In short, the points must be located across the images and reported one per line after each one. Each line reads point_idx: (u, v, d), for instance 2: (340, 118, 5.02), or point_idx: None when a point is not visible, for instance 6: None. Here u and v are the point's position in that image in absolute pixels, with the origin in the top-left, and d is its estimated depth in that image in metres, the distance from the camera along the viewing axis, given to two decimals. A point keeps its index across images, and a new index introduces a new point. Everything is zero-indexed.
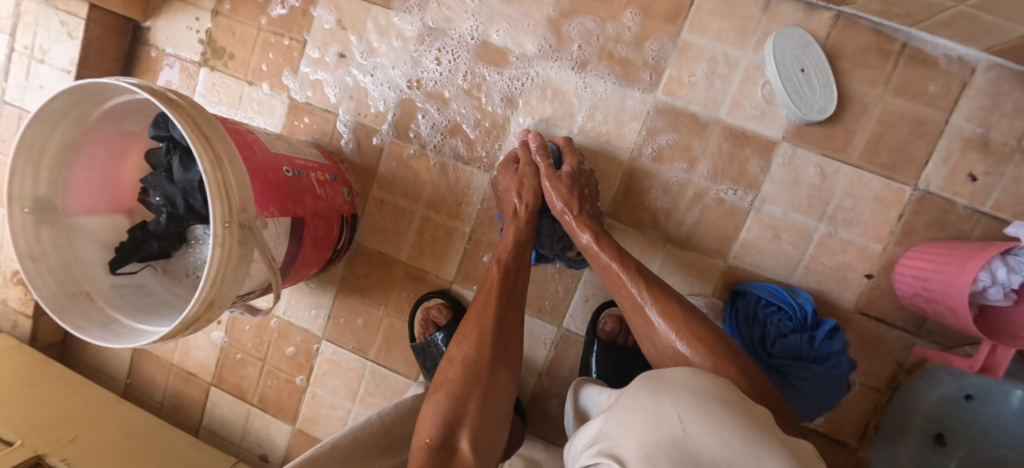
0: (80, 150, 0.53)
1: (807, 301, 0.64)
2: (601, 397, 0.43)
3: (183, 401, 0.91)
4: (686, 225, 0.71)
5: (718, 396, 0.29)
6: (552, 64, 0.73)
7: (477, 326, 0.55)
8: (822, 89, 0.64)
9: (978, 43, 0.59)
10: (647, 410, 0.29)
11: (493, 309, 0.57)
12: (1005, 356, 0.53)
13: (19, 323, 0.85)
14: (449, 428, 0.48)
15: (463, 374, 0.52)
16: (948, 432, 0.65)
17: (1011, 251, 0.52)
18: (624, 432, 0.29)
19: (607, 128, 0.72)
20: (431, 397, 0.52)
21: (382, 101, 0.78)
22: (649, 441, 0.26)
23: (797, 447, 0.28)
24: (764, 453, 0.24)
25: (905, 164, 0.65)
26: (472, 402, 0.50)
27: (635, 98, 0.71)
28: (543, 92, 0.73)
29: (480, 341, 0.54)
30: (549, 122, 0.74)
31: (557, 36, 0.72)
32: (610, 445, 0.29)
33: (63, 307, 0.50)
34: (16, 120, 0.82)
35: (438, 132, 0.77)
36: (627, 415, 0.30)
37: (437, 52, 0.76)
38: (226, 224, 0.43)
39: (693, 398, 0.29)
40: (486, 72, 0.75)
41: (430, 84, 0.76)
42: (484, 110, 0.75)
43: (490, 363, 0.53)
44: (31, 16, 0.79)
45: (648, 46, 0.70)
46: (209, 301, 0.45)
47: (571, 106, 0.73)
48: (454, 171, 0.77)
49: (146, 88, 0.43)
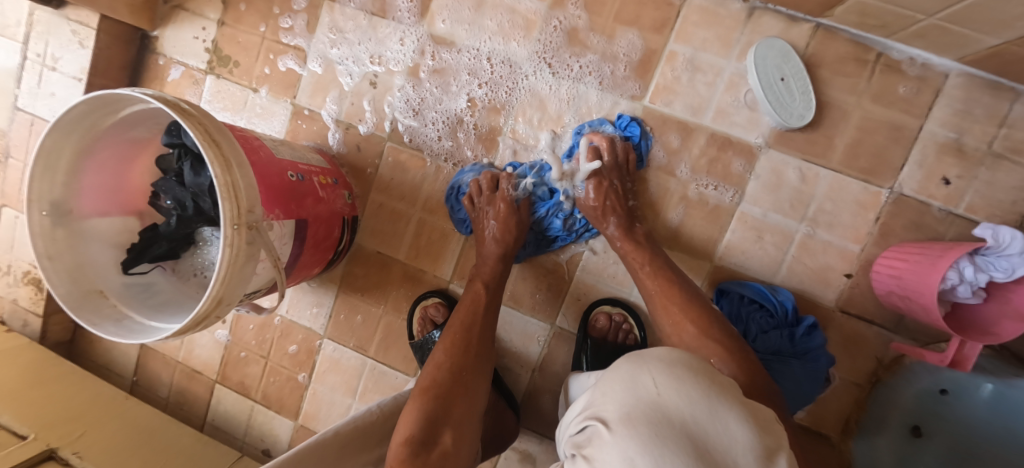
0: (92, 157, 0.55)
1: (789, 299, 0.68)
2: (589, 381, 0.47)
3: (187, 397, 0.94)
4: (672, 224, 0.74)
5: (690, 365, 0.32)
6: (512, 42, 0.76)
7: (463, 338, 0.60)
8: (802, 97, 0.67)
9: (950, 53, 0.62)
10: (627, 378, 0.32)
11: (478, 327, 0.62)
12: (974, 350, 0.56)
13: (29, 322, 0.88)
14: (431, 427, 0.50)
15: (449, 376, 0.55)
16: (924, 424, 0.68)
17: (979, 251, 0.55)
18: (606, 399, 0.32)
19: (570, 106, 0.75)
20: (412, 400, 0.53)
21: (350, 76, 0.81)
22: (628, 403, 0.29)
23: (757, 410, 0.31)
24: (727, 413, 0.28)
25: (882, 168, 0.68)
26: (456, 401, 0.53)
27: (597, 78, 0.74)
28: (511, 75, 0.77)
29: (464, 351, 0.58)
30: (516, 98, 0.77)
31: (531, 30, 0.76)
32: (595, 410, 0.32)
33: (79, 304, 0.53)
34: (28, 126, 0.85)
35: (410, 108, 0.80)
36: (610, 385, 0.33)
37: (401, 33, 0.80)
38: (235, 226, 0.46)
39: (669, 366, 0.31)
40: (447, 56, 0.78)
41: (392, 63, 0.80)
42: (450, 89, 0.79)
43: (471, 374, 0.57)
44: (43, 26, 0.81)
45: (621, 43, 0.73)
46: (218, 299, 0.48)
47: (534, 83, 0.76)
48: (429, 153, 0.80)
49: (160, 98, 0.46)
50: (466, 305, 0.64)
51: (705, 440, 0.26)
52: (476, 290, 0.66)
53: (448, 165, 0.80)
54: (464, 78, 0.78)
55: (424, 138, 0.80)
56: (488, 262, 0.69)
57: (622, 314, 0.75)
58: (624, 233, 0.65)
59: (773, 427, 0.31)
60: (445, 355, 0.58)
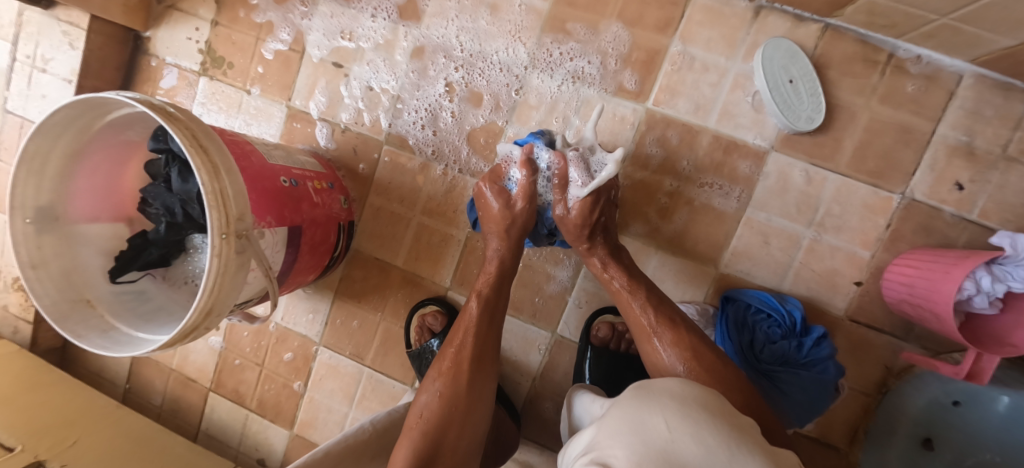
0: (82, 162, 0.54)
1: (797, 308, 0.66)
2: (593, 406, 0.45)
3: (181, 405, 0.92)
4: (673, 228, 0.72)
5: (705, 406, 0.30)
6: (484, 19, 0.75)
7: (456, 362, 0.56)
8: (810, 99, 0.65)
9: (963, 54, 0.60)
10: (637, 419, 0.30)
11: (471, 348, 0.57)
12: (991, 363, 0.54)
13: (20, 329, 0.86)
14: (424, 464, 0.49)
15: (440, 412, 0.53)
16: (936, 437, 0.67)
17: (995, 260, 0.53)
18: (613, 440, 0.30)
19: (549, 89, 0.74)
20: (404, 436, 0.52)
21: (319, 49, 0.80)
22: (636, 448, 0.28)
23: (778, 458, 0.29)
24: (747, 464, 0.25)
25: (892, 171, 0.66)
26: (447, 437, 0.51)
27: (583, 61, 0.72)
28: (493, 65, 0.75)
29: (455, 379, 0.55)
30: (490, 78, 0.76)
31: (496, 4, 0.75)
32: (600, 452, 0.30)
33: (64, 315, 0.51)
34: (18, 129, 0.83)
35: (387, 92, 0.79)
36: (617, 425, 0.31)
37: (372, 10, 0.78)
38: (224, 234, 0.44)
39: (683, 407, 0.30)
40: (418, 34, 0.77)
41: (362, 39, 0.79)
42: (427, 74, 0.77)
43: (466, 400, 0.54)
44: (33, 27, 0.80)
45: (609, 36, 0.71)
46: (208, 309, 0.46)
47: (511, 60, 0.75)
48: (413, 146, 0.79)
49: (144, 101, 0.44)
50: (460, 327, 0.59)
51: None
52: (470, 306, 0.61)
53: (441, 169, 0.78)
54: (441, 61, 0.77)
55: (405, 126, 0.78)
56: (489, 264, 0.65)
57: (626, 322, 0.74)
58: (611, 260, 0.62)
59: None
60: (435, 386, 0.55)
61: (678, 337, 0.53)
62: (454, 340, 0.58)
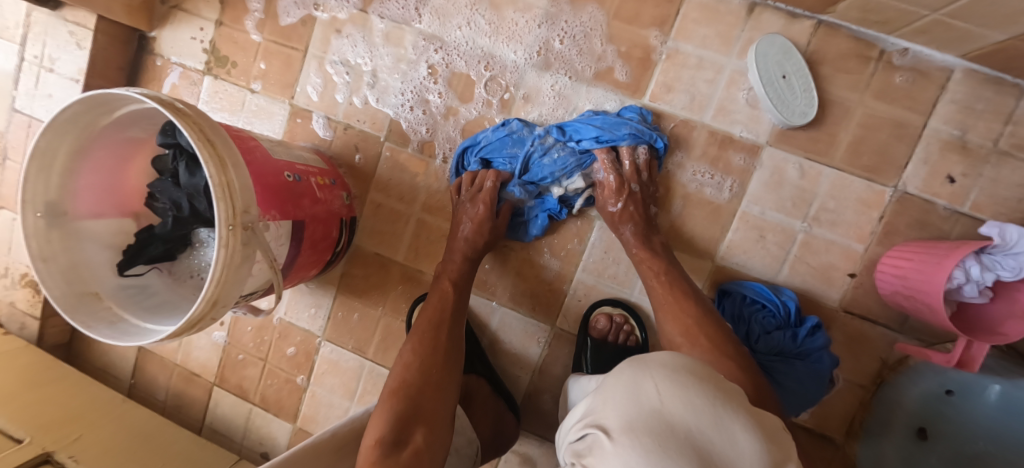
0: (89, 157, 0.55)
1: (791, 299, 0.67)
2: (587, 383, 0.46)
3: (185, 400, 0.93)
4: (670, 221, 0.73)
5: (694, 371, 0.32)
6: None
7: (431, 333, 0.61)
8: (803, 95, 0.66)
9: (955, 50, 0.61)
10: (630, 385, 0.31)
11: (447, 322, 0.63)
12: (981, 350, 0.55)
13: (27, 324, 0.87)
14: (401, 429, 0.51)
15: (419, 375, 0.56)
16: (930, 426, 0.67)
17: (985, 250, 0.54)
18: (608, 405, 0.31)
19: (523, 67, 0.75)
20: (382, 402, 0.54)
21: (291, 16, 0.81)
22: (629, 411, 0.29)
23: (763, 421, 0.30)
24: (733, 423, 0.27)
25: (886, 166, 0.67)
26: (425, 399, 0.55)
27: (552, 28, 0.74)
28: (472, 49, 0.77)
29: (433, 349, 0.59)
30: (466, 53, 0.77)
31: None
32: (594, 417, 0.32)
33: (73, 306, 0.52)
34: (25, 128, 0.85)
35: (360, 55, 0.80)
36: (612, 391, 0.32)
37: None
38: (230, 226, 0.45)
39: (673, 371, 0.31)
40: (398, 16, 0.79)
41: (335, 9, 0.80)
42: (410, 59, 0.79)
43: (442, 367, 0.58)
44: (41, 27, 0.81)
45: (586, 18, 0.73)
46: (213, 300, 0.47)
47: (488, 38, 0.76)
48: (406, 127, 0.80)
49: (154, 97, 0.45)
50: (433, 302, 0.64)
51: (708, 451, 0.26)
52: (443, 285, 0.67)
53: (440, 160, 0.79)
54: (422, 44, 0.78)
55: (394, 108, 0.80)
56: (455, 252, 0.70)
57: (624, 315, 0.74)
58: (639, 238, 0.66)
59: (775, 431, 0.31)
60: (412, 354, 0.58)
61: (689, 311, 0.57)
62: (426, 318, 0.63)
